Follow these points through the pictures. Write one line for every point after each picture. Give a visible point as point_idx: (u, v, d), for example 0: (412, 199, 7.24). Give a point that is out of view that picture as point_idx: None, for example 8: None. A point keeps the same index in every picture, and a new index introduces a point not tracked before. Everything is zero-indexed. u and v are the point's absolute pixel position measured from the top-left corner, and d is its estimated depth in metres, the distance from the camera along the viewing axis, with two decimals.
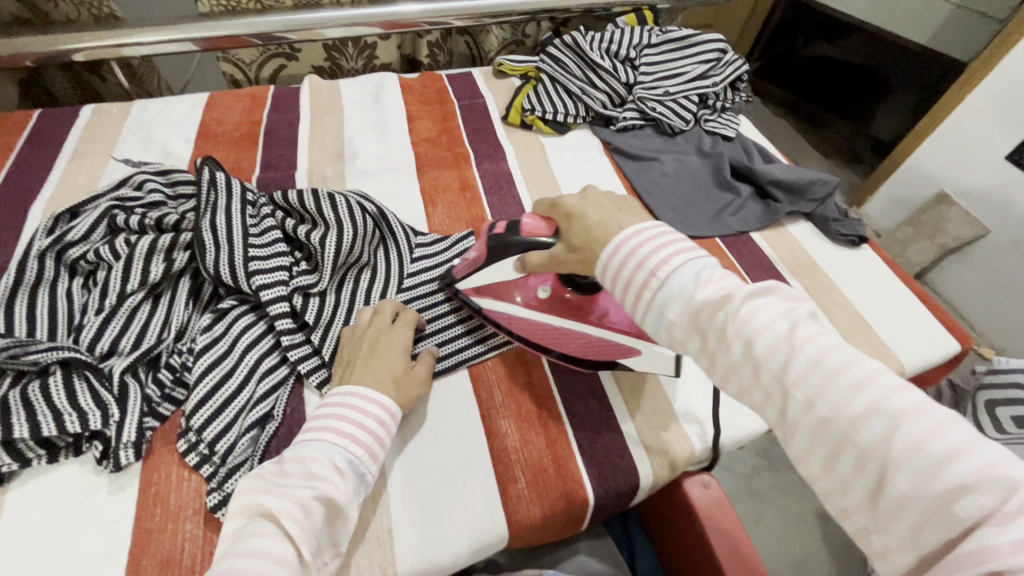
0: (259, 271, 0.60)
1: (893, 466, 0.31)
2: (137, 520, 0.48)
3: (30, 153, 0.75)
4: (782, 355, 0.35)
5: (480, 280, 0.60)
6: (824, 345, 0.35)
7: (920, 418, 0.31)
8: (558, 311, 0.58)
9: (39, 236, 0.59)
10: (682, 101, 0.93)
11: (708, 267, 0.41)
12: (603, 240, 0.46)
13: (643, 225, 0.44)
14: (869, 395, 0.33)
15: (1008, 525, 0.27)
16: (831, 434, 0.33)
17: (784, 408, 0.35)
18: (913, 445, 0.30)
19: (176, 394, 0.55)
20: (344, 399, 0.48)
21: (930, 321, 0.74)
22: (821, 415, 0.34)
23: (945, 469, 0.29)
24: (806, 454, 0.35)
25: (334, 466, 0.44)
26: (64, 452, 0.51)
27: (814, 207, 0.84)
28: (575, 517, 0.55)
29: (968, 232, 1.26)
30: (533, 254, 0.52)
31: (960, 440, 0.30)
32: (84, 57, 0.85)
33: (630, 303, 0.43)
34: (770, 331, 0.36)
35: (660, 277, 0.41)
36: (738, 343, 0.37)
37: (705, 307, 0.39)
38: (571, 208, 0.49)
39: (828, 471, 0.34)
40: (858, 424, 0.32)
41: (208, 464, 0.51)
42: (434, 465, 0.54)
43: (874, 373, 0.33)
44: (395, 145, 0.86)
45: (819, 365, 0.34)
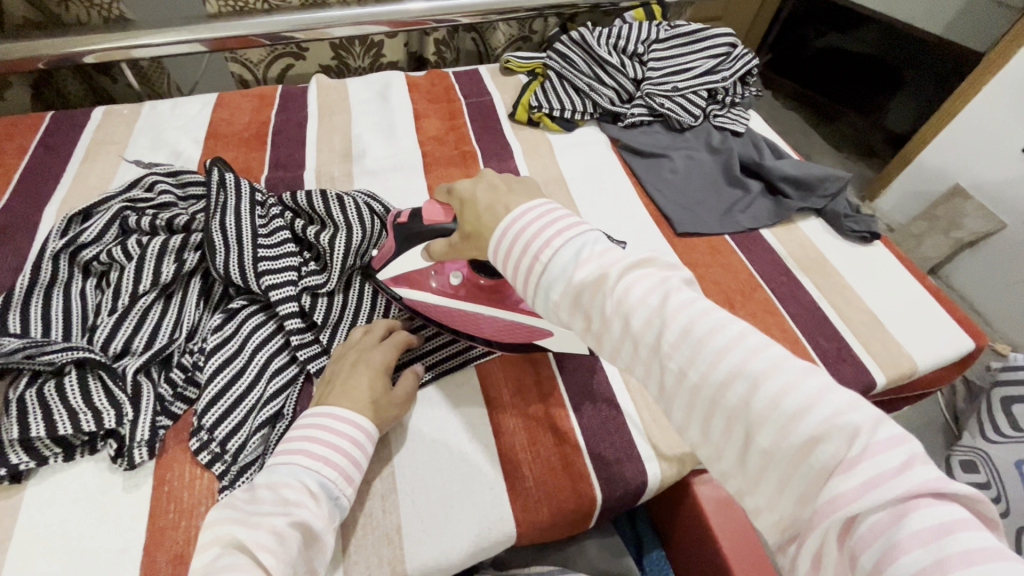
0: (268, 272, 0.60)
1: (757, 426, 0.31)
2: (151, 517, 0.49)
3: (45, 155, 0.76)
4: (654, 327, 0.35)
5: (395, 269, 0.60)
6: (691, 313, 0.34)
7: (779, 377, 0.31)
8: (473, 297, 0.58)
9: (54, 237, 0.60)
10: (690, 97, 0.92)
11: (588, 244, 0.40)
12: (494, 226, 0.45)
13: (529, 207, 0.43)
14: (733, 359, 0.32)
15: (855, 471, 0.27)
16: (703, 402, 0.33)
17: (662, 381, 0.35)
18: (772, 404, 0.30)
19: (188, 393, 0.56)
20: (317, 422, 0.48)
21: (944, 319, 0.72)
22: (692, 383, 0.33)
23: (799, 423, 0.29)
24: (685, 424, 0.34)
25: (307, 491, 0.44)
26: (80, 451, 0.52)
27: (825, 203, 0.83)
28: (583, 516, 0.55)
29: (984, 226, 1.24)
30: (436, 244, 0.53)
31: (813, 392, 0.30)
32: (95, 59, 0.86)
33: (522, 289, 0.42)
34: (644, 304, 0.35)
35: (544, 261, 0.40)
36: (616, 321, 0.36)
37: (584, 287, 0.38)
38: (463, 195, 0.49)
39: (703, 438, 0.33)
40: (722, 389, 0.32)
41: (220, 462, 0.52)
42: (442, 465, 0.54)
43: (738, 336, 0.33)
44: (401, 144, 0.86)
45: (687, 335, 0.34)
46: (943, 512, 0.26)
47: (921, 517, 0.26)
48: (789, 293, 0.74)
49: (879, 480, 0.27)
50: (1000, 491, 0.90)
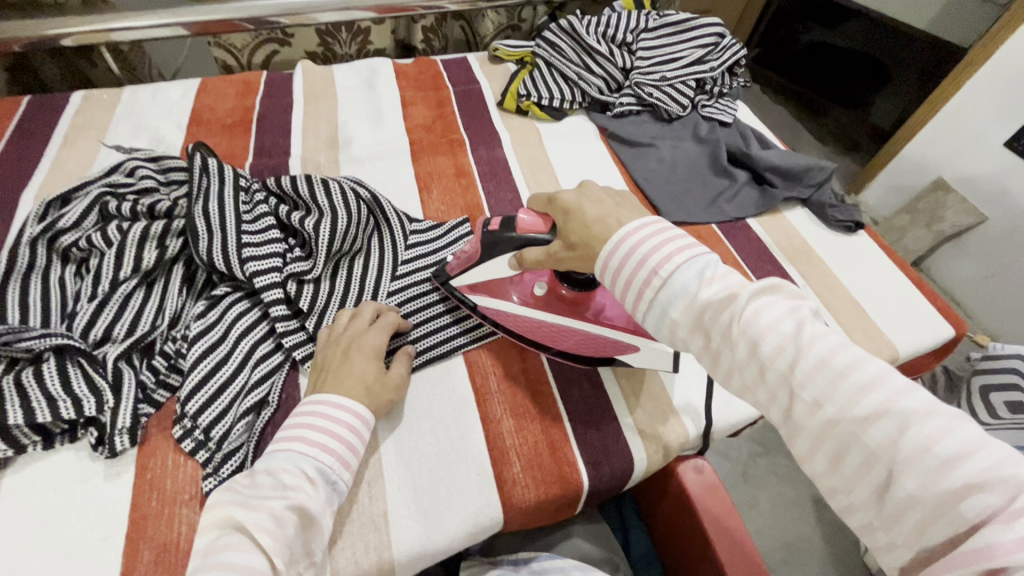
0: (252, 258, 0.59)
1: (900, 467, 0.30)
2: (133, 505, 0.48)
3: (21, 139, 0.75)
4: (787, 354, 0.35)
5: (477, 278, 0.59)
6: (830, 344, 0.34)
7: (931, 419, 0.30)
8: (557, 309, 0.57)
9: (31, 223, 0.59)
10: (679, 86, 0.93)
11: (710, 265, 0.41)
12: (603, 238, 0.45)
13: (644, 223, 0.44)
14: (877, 395, 0.32)
15: (1016, 524, 0.27)
16: (836, 435, 0.33)
17: (790, 408, 0.35)
18: (921, 445, 0.30)
19: (171, 380, 0.55)
20: (313, 409, 0.47)
21: (925, 307, 0.74)
22: (827, 415, 0.33)
23: (954, 469, 0.29)
24: (810, 453, 0.35)
25: (305, 476, 0.43)
26: (58, 438, 0.51)
27: (811, 193, 0.84)
28: (569, 502, 0.55)
29: (966, 219, 1.26)
30: (530, 251, 0.52)
31: (971, 440, 0.29)
32: (73, 43, 0.84)
33: (633, 303, 0.43)
34: (775, 330, 0.36)
35: (662, 275, 0.41)
36: (743, 344, 0.37)
37: (710, 306, 0.39)
38: (567, 204, 0.48)
39: (833, 470, 0.33)
40: (865, 424, 0.32)
41: (204, 449, 0.51)
42: (429, 451, 0.54)
43: (882, 373, 0.33)
44: (389, 131, 0.85)
45: (824, 366, 0.34)
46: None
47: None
48: None
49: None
50: None
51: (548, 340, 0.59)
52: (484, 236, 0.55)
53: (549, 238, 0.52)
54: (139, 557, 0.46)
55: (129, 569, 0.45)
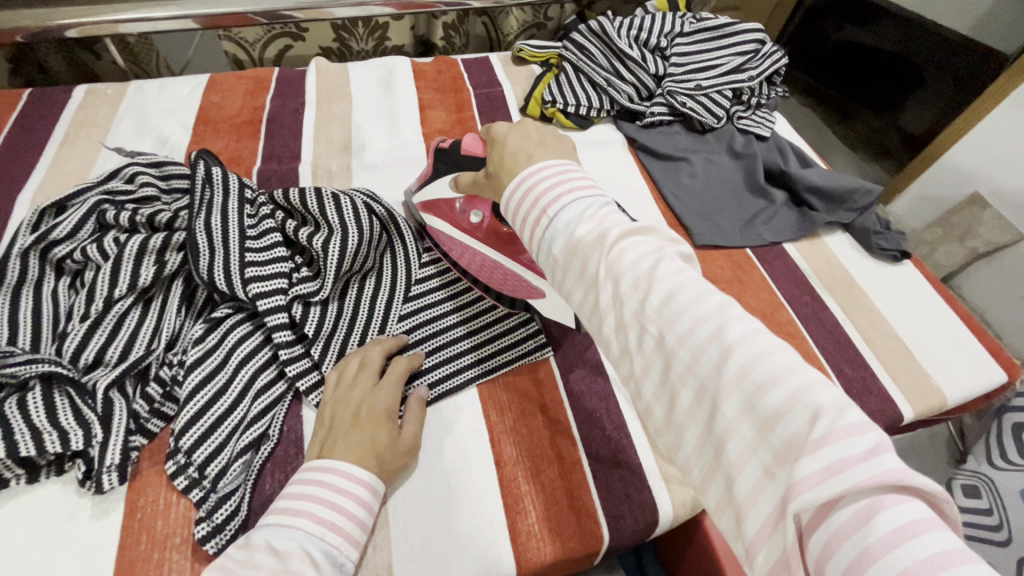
0: (256, 278, 0.55)
1: (724, 396, 0.30)
2: (120, 548, 0.45)
3: (20, 137, 0.71)
4: (639, 290, 0.34)
5: (429, 195, 0.66)
6: (679, 279, 0.34)
7: (758, 346, 0.30)
8: (490, 242, 0.62)
9: (23, 233, 0.56)
10: (715, 96, 0.86)
11: (594, 205, 0.40)
12: (512, 171, 0.45)
13: (547, 163, 0.43)
14: (711, 326, 0.32)
15: (819, 454, 0.26)
16: (676, 369, 0.33)
17: (639, 346, 0.34)
18: (743, 373, 0.30)
19: (166, 409, 0.51)
20: (322, 479, 0.44)
21: (974, 347, 0.68)
22: (670, 347, 0.33)
23: (767, 394, 0.29)
24: (652, 391, 0.34)
25: (310, 559, 0.40)
26: (45, 471, 0.47)
27: (854, 217, 0.78)
28: (588, 559, 0.51)
29: (1000, 236, 1.19)
30: (465, 175, 0.56)
31: (784, 365, 0.30)
32: (78, 34, 0.79)
33: (525, 240, 0.42)
34: (634, 267, 0.35)
35: (548, 215, 0.40)
36: (603, 280, 0.36)
37: (581, 243, 0.38)
38: (498, 134, 0.49)
39: (673, 407, 0.33)
40: (698, 354, 0.32)
41: (198, 488, 0.47)
42: (440, 495, 0.51)
43: (719, 307, 0.33)
44: (405, 136, 0.80)
45: (669, 300, 0.33)
46: (907, 518, 0.24)
47: (885, 520, 0.24)
48: (813, 315, 0.69)
49: (843, 465, 0.25)
50: None
51: (475, 271, 0.63)
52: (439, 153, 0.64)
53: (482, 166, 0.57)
54: None
55: None
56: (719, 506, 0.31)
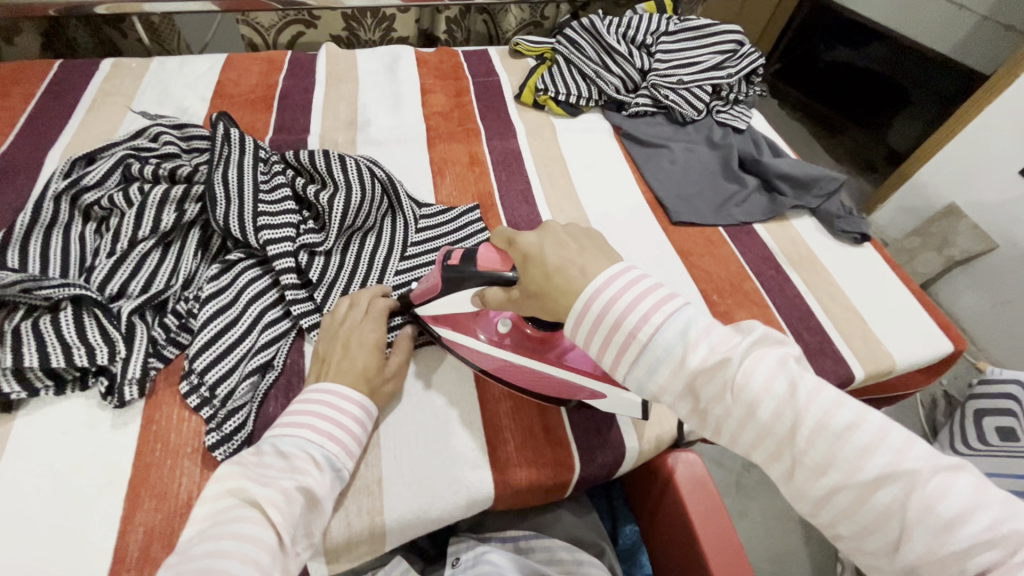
0: (267, 226, 0.61)
1: (909, 527, 0.33)
2: (138, 453, 0.50)
3: (51, 102, 0.77)
4: (786, 419, 0.37)
5: (440, 310, 0.55)
6: (824, 405, 0.37)
7: (934, 478, 0.33)
8: (522, 350, 0.53)
9: (56, 179, 0.61)
10: (695, 90, 0.93)
11: (692, 323, 0.40)
12: (575, 291, 0.42)
13: (613, 274, 0.42)
14: (879, 458, 0.35)
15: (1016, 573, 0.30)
16: (847, 498, 0.35)
17: (794, 471, 0.37)
18: (926, 507, 0.33)
19: (180, 339, 0.56)
20: (321, 398, 0.49)
21: (925, 321, 0.74)
22: (834, 479, 0.35)
23: (957, 529, 0.32)
24: (815, 512, 0.37)
25: (312, 461, 0.46)
26: (70, 386, 0.52)
27: (820, 202, 0.84)
28: (560, 486, 0.56)
29: (977, 246, 1.26)
30: (492, 292, 0.48)
31: (964, 496, 0.33)
32: (106, 10, 0.85)
33: (613, 360, 0.42)
34: (770, 393, 0.37)
35: (645, 337, 0.40)
36: (741, 410, 0.38)
37: (701, 372, 0.39)
38: (526, 249, 0.45)
39: (848, 528, 0.36)
40: (872, 487, 0.35)
41: (209, 406, 0.52)
42: (426, 423, 0.56)
43: (878, 433, 0.36)
44: (407, 116, 0.87)
45: (825, 431, 0.36)
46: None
47: None
48: (777, 287, 0.75)
49: None
50: None
51: (520, 381, 0.55)
52: (444, 270, 0.51)
53: (511, 278, 0.47)
54: (140, 502, 0.48)
55: (131, 514, 0.47)
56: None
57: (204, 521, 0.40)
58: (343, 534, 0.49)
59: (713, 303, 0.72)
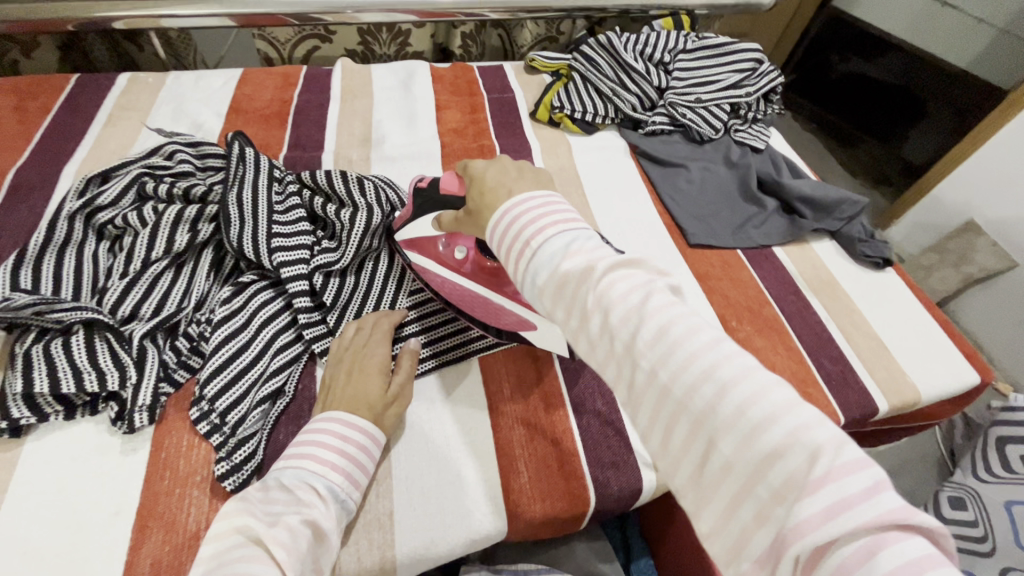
0: (281, 248, 0.60)
1: (720, 433, 0.31)
2: (146, 482, 0.49)
3: (66, 117, 0.77)
4: (631, 324, 0.35)
5: (410, 233, 0.62)
6: (671, 314, 0.35)
7: (749, 386, 0.31)
8: (476, 277, 0.59)
9: (71, 198, 0.61)
10: (713, 109, 0.92)
11: (579, 239, 0.40)
12: (495, 206, 0.46)
13: (528, 196, 0.44)
14: (705, 363, 0.32)
15: (819, 492, 0.27)
16: (669, 405, 0.33)
17: (632, 380, 0.35)
18: (738, 412, 0.30)
19: (191, 362, 0.56)
20: (324, 426, 0.48)
21: (950, 350, 0.72)
22: (662, 383, 0.33)
23: (762, 434, 0.29)
24: (648, 428, 0.34)
25: (315, 493, 0.44)
26: (80, 411, 0.52)
27: (840, 225, 0.82)
28: (574, 519, 0.54)
29: (996, 264, 1.23)
30: (447, 213, 0.54)
31: (779, 404, 0.30)
32: (124, 26, 0.86)
33: (511, 271, 0.43)
34: (623, 301, 0.36)
35: (535, 246, 0.41)
36: (595, 314, 0.36)
37: (570, 278, 0.38)
38: (473, 171, 0.50)
39: (667, 441, 0.33)
40: (691, 391, 0.32)
41: (218, 434, 0.51)
42: (439, 453, 0.55)
43: (711, 343, 0.33)
44: (421, 133, 0.86)
45: (662, 337, 0.34)
46: (910, 549, 0.26)
47: (890, 557, 0.26)
48: (797, 313, 0.73)
49: (845, 504, 0.27)
50: (987, 530, 0.91)
51: (466, 306, 0.60)
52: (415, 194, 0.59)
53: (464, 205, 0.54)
54: (148, 534, 0.47)
55: (138, 546, 0.46)
56: (712, 536, 0.31)
57: (208, 561, 0.39)
58: (354, 569, 0.47)
59: (732, 328, 0.70)
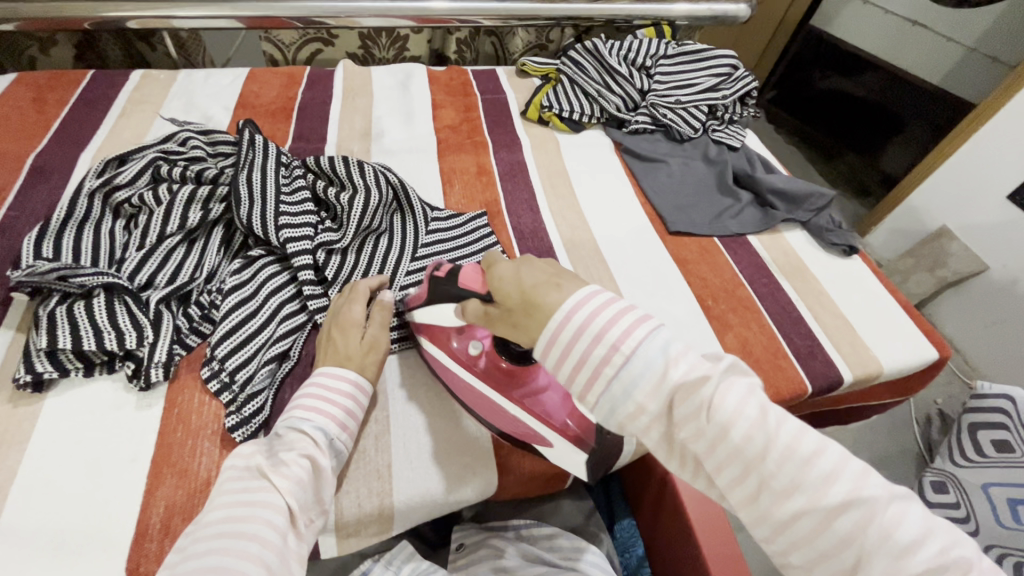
0: (287, 225, 0.64)
1: (867, 554, 0.34)
2: (160, 434, 0.53)
3: (83, 109, 0.81)
4: (759, 444, 0.37)
5: (424, 318, 0.57)
6: (792, 432, 0.37)
7: (889, 506, 0.35)
8: (490, 380, 0.54)
9: (91, 177, 0.65)
10: (692, 110, 0.99)
11: (667, 345, 0.41)
12: (541, 309, 0.43)
13: (593, 293, 0.43)
14: (842, 486, 0.36)
15: None
16: (807, 523, 0.36)
17: (761, 496, 0.38)
18: (885, 535, 0.34)
19: (202, 328, 0.60)
20: (310, 381, 0.53)
21: (912, 329, 0.77)
22: (799, 503, 0.36)
23: (911, 556, 0.34)
24: (774, 536, 0.38)
25: (303, 433, 0.48)
26: (98, 368, 0.55)
27: (810, 216, 0.88)
28: (559, 474, 0.59)
29: (967, 267, 1.30)
30: (472, 305, 0.50)
31: (918, 525, 0.35)
32: (138, 25, 0.91)
33: (592, 377, 0.41)
34: (744, 419, 0.38)
35: (626, 354, 0.40)
36: (715, 433, 0.38)
37: (680, 389, 0.39)
38: (501, 272, 0.46)
39: (800, 552, 0.37)
40: (833, 513, 0.35)
41: (228, 391, 0.55)
42: (433, 411, 0.58)
43: (838, 461, 0.37)
44: (419, 129, 0.91)
45: (792, 456, 0.37)
46: None
47: None
48: (769, 294, 0.79)
49: None
50: (969, 512, 0.95)
51: (477, 408, 0.56)
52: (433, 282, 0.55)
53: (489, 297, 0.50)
54: (161, 479, 0.50)
55: (153, 489, 0.50)
56: None
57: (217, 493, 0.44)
58: (354, 513, 0.51)
59: (708, 307, 0.75)
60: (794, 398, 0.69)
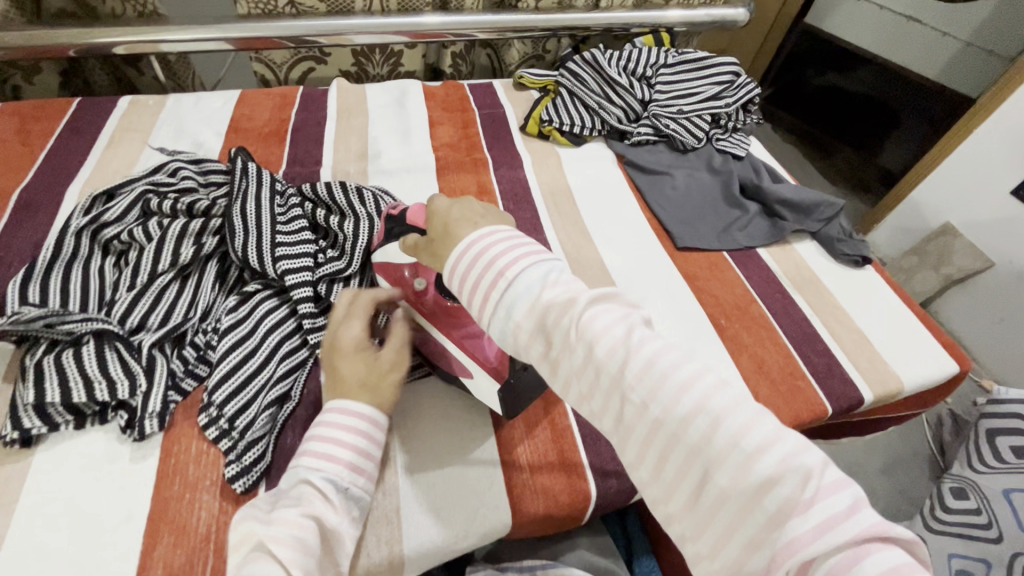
0: (285, 257, 0.62)
1: (715, 465, 0.33)
2: (157, 488, 0.50)
3: (70, 139, 0.79)
4: (618, 358, 0.37)
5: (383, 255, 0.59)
6: (656, 347, 0.37)
7: (738, 414, 0.34)
8: (431, 315, 0.56)
9: (77, 216, 0.63)
10: (695, 119, 0.96)
11: (554, 272, 0.42)
12: (455, 238, 0.46)
13: (495, 229, 0.44)
14: (694, 395, 0.35)
15: (809, 514, 0.30)
16: (663, 436, 0.35)
17: (622, 410, 0.37)
18: (732, 441, 0.33)
19: (198, 370, 0.57)
20: (318, 422, 0.49)
21: (929, 341, 0.75)
22: (654, 415, 0.36)
23: (757, 462, 0.32)
24: (639, 458, 0.37)
25: (313, 487, 0.46)
26: (90, 419, 0.53)
27: (820, 226, 0.86)
28: (575, 513, 0.56)
29: (974, 264, 1.28)
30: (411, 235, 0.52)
31: (768, 433, 0.33)
32: (124, 51, 0.88)
33: (481, 304, 0.42)
34: (608, 334, 0.37)
35: (509, 278, 0.41)
36: (580, 348, 0.38)
37: (552, 308, 0.40)
38: (438, 206, 0.49)
39: (659, 473, 0.36)
40: (684, 423, 0.34)
41: (227, 438, 0.53)
42: (443, 451, 0.56)
43: (697, 375, 0.36)
44: (416, 147, 0.89)
45: (650, 368, 0.36)
46: (892, 557, 0.29)
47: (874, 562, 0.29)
48: (783, 309, 0.76)
49: (831, 522, 0.30)
50: (991, 518, 0.91)
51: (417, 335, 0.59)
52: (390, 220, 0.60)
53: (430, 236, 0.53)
54: (158, 539, 0.48)
55: (150, 550, 0.47)
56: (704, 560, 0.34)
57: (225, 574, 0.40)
58: (365, 566, 0.49)
59: (722, 325, 0.73)
60: (813, 418, 0.67)
